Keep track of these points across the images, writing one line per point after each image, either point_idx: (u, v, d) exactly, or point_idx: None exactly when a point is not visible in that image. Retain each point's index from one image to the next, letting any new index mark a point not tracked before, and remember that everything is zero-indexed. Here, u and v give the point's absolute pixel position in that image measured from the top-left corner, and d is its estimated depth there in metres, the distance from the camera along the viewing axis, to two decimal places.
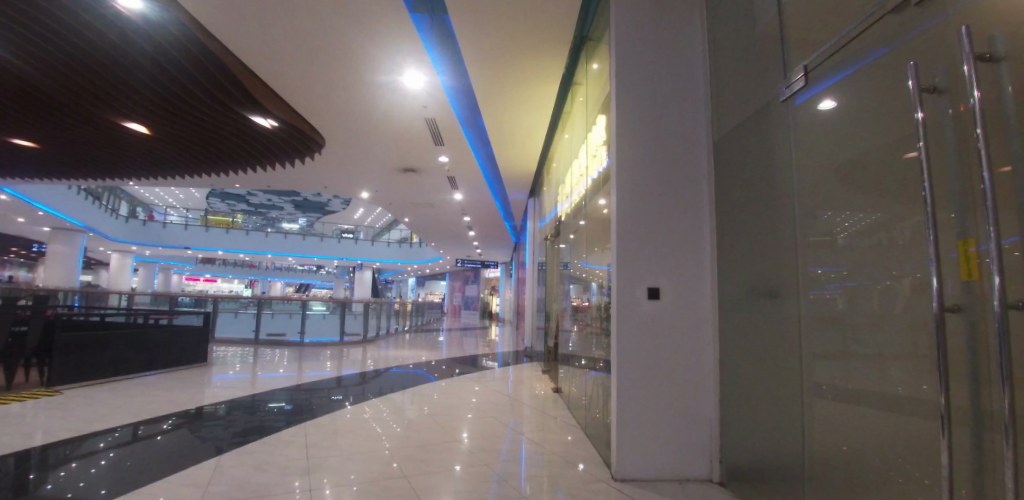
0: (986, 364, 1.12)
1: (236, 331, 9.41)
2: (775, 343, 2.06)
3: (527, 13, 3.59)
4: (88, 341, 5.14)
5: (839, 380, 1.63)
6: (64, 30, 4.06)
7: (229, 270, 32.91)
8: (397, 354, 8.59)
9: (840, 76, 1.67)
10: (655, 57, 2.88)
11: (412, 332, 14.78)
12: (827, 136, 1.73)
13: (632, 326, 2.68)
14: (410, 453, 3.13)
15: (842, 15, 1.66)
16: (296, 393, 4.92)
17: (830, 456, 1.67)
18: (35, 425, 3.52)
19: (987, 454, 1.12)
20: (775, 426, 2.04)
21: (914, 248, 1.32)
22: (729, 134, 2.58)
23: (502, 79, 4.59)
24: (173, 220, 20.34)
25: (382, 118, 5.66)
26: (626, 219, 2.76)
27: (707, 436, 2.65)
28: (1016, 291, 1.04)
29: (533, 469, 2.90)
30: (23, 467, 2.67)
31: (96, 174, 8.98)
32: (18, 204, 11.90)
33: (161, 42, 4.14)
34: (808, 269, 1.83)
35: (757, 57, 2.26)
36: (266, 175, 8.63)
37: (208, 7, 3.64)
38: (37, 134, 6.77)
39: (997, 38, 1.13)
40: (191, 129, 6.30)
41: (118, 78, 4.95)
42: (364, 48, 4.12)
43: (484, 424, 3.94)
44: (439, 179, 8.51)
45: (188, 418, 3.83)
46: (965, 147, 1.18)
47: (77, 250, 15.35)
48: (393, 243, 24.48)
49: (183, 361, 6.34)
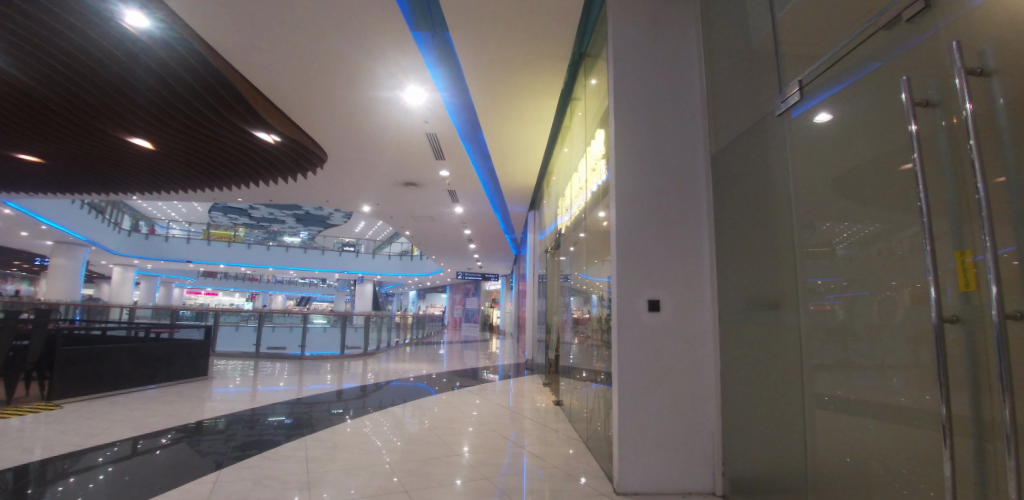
0: (986, 374, 1.12)
1: (237, 344, 9.36)
2: (775, 354, 2.06)
3: (527, 30, 3.67)
4: (89, 354, 5.14)
5: (840, 391, 1.62)
6: (68, 44, 4.11)
7: (230, 284, 32.95)
8: (397, 367, 8.55)
9: (835, 90, 1.70)
10: (652, 72, 2.94)
11: (412, 345, 14.74)
12: (824, 149, 1.75)
13: (633, 337, 2.68)
14: (411, 467, 3.10)
15: (835, 31, 1.70)
16: (296, 407, 4.90)
17: (833, 467, 1.66)
18: (34, 440, 3.49)
19: (990, 463, 1.11)
20: (777, 438, 2.03)
21: (913, 258, 1.33)
22: (726, 147, 2.61)
23: (502, 94, 4.66)
24: (175, 234, 20.41)
25: (384, 133, 5.72)
26: (626, 232, 2.79)
27: (710, 449, 2.62)
28: (1014, 301, 1.05)
29: (535, 483, 2.87)
30: (22, 482, 2.65)
31: (101, 188, 9.06)
32: (21, 218, 11.96)
33: (165, 58, 4.21)
34: (808, 280, 1.84)
35: (752, 72, 2.31)
36: (268, 189, 8.70)
37: (216, 24, 3.71)
38: (42, 149, 6.84)
39: (987, 53, 1.16)
40: (193, 143, 6.36)
41: (122, 93, 5.01)
42: (366, 64, 4.20)
43: (485, 437, 3.91)
44: (439, 193, 8.55)
45: (187, 432, 3.80)
46: (959, 157, 1.19)
47: (79, 264, 15.35)
48: (393, 256, 24.54)
49: (184, 375, 6.30)
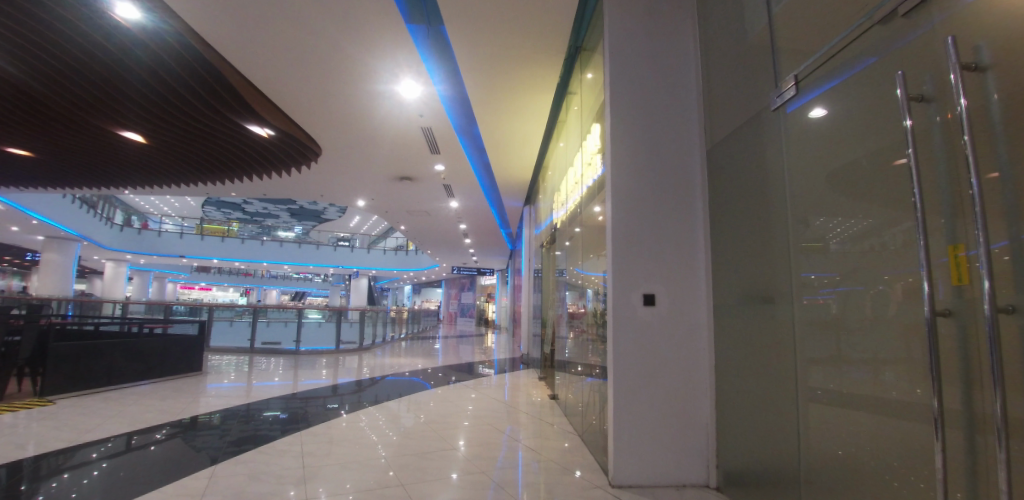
0: (978, 367, 1.13)
1: (233, 339, 9.28)
2: (769, 348, 2.07)
3: (521, 23, 3.63)
4: (83, 350, 5.11)
5: (833, 384, 1.65)
6: (59, 38, 4.06)
7: (225, 278, 32.88)
8: (393, 362, 8.54)
9: (831, 84, 1.70)
10: (647, 66, 2.93)
11: (408, 339, 14.79)
12: (819, 143, 1.76)
13: (629, 332, 2.69)
14: (408, 461, 3.11)
15: (832, 25, 1.69)
16: (292, 402, 4.90)
17: (825, 460, 1.68)
18: (27, 436, 3.46)
19: (981, 457, 1.13)
20: (770, 432, 2.05)
21: (905, 253, 1.34)
22: (722, 142, 2.61)
23: (498, 88, 4.63)
24: (168, 229, 20.24)
25: (379, 127, 5.68)
26: (622, 228, 2.79)
27: (704, 442, 2.65)
28: (1006, 296, 1.06)
29: (530, 476, 2.89)
30: (15, 479, 2.63)
31: (91, 182, 8.93)
32: (11, 213, 11.83)
33: (158, 52, 4.17)
34: (801, 274, 1.85)
35: (747, 66, 2.31)
36: (263, 184, 8.65)
37: (206, 15, 3.64)
38: (30, 142, 6.72)
39: (982, 48, 1.16)
40: (185, 137, 6.29)
41: (113, 87, 4.94)
42: (360, 57, 4.16)
43: (480, 432, 3.93)
44: (435, 187, 8.52)
45: (181, 427, 3.78)
46: (953, 154, 1.20)
47: (72, 259, 15.24)
48: (389, 250, 24.52)
49: (178, 370, 6.28)
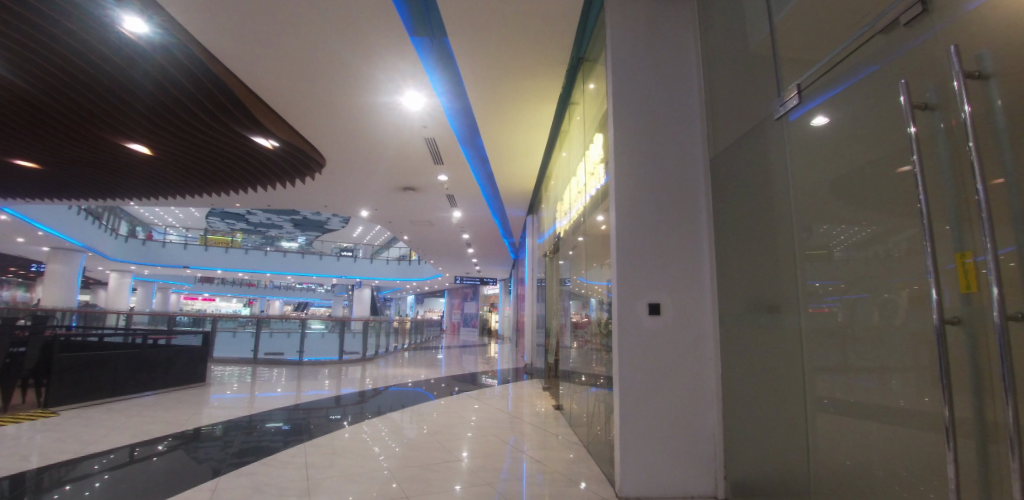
0: (989, 373, 1.12)
1: (235, 350, 9.17)
2: (776, 357, 2.06)
3: (525, 34, 3.68)
4: (87, 361, 5.14)
5: (840, 393, 1.63)
6: (67, 51, 4.14)
7: (229, 289, 32.99)
8: (395, 372, 8.49)
9: (834, 92, 1.71)
10: (650, 77, 2.95)
11: (412, 350, 14.79)
12: (821, 151, 1.77)
13: (633, 341, 2.68)
14: (411, 472, 3.09)
15: (832, 35, 1.71)
16: (294, 412, 4.89)
17: (834, 471, 1.66)
18: (31, 448, 3.45)
19: (995, 466, 1.11)
20: (779, 443, 2.02)
21: (910, 260, 1.34)
22: (725, 151, 2.62)
23: (502, 98, 4.67)
24: (173, 239, 20.36)
25: (383, 138, 5.73)
26: (625, 236, 2.79)
27: (711, 453, 2.62)
28: (1015, 303, 1.05)
29: (535, 488, 2.86)
30: (17, 491, 2.63)
31: (99, 194, 9.04)
32: (16, 224, 11.88)
33: (164, 64, 4.23)
34: (807, 283, 1.85)
35: (750, 77, 2.33)
36: (267, 195, 8.71)
37: (213, 29, 3.71)
38: (39, 154, 6.82)
39: (985, 56, 1.17)
40: (190, 149, 6.36)
41: (119, 98, 5.01)
42: (365, 69, 4.22)
43: (484, 443, 3.90)
44: (438, 197, 8.56)
45: (183, 439, 3.77)
46: (958, 160, 1.20)
47: (77, 270, 15.34)
48: (392, 261, 24.37)
49: (181, 381, 6.26)
